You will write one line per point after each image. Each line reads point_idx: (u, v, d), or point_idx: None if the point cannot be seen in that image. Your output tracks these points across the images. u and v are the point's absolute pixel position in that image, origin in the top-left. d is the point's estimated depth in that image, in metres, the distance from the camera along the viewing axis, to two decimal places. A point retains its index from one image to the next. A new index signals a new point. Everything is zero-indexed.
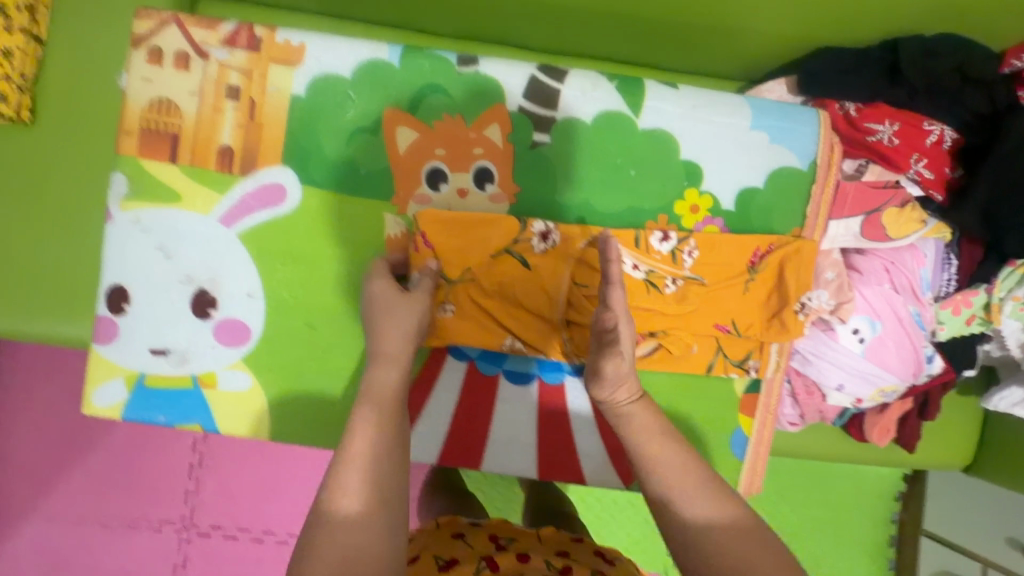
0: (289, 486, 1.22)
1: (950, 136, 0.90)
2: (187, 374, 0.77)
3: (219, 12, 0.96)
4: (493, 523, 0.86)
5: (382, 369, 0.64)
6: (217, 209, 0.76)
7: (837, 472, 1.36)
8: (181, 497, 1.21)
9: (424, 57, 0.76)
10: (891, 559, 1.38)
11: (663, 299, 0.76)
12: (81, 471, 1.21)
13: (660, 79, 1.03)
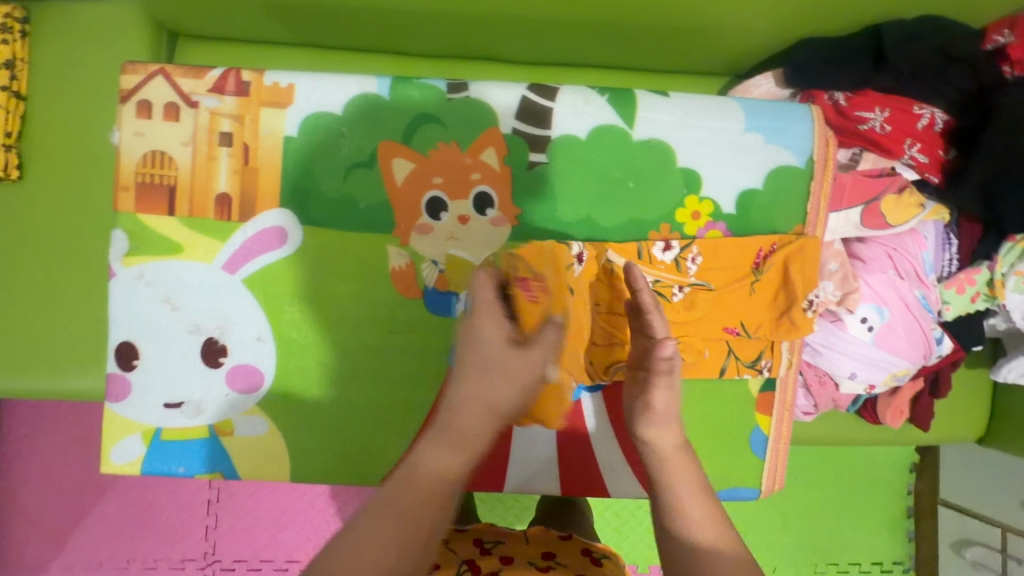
0: (308, 514, 1.22)
1: (941, 118, 0.90)
2: (202, 424, 0.77)
3: (200, 51, 0.98)
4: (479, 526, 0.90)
5: (439, 444, 0.55)
6: (219, 257, 0.75)
7: (851, 451, 1.37)
8: (201, 534, 1.21)
9: (414, 87, 0.76)
10: (910, 530, 1.40)
11: (672, 308, 0.76)
12: (98, 518, 1.20)
13: (645, 81, 1.05)
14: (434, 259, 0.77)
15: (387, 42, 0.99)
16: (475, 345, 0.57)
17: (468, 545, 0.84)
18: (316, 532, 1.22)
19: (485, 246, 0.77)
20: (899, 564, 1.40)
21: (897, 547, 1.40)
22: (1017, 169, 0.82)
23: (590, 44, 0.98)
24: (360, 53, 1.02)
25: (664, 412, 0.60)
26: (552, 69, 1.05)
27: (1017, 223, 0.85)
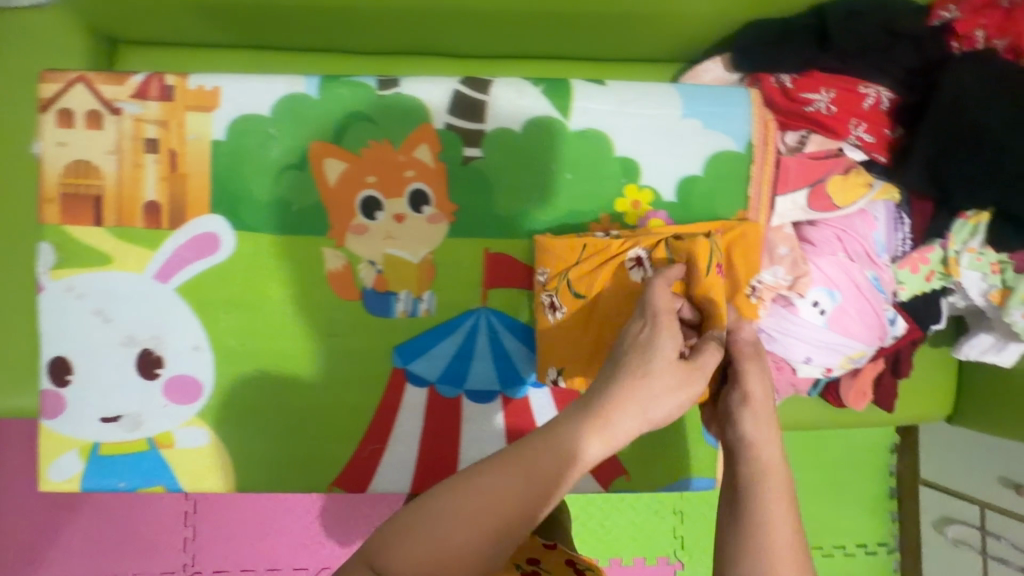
0: (289, 520, 1.22)
1: (887, 97, 0.89)
2: (142, 437, 0.76)
3: (147, 57, 0.99)
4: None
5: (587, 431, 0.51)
6: (150, 267, 0.74)
7: (829, 434, 1.37)
8: (181, 545, 1.19)
9: (343, 86, 0.74)
10: (894, 511, 1.40)
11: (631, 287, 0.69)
12: (71, 537, 1.17)
13: (595, 71, 1.05)
14: (372, 260, 0.75)
15: (330, 41, 0.98)
16: (640, 344, 0.56)
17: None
18: (299, 538, 1.21)
19: (423, 244, 0.75)
20: (884, 545, 1.41)
21: (878, 527, 1.40)
22: (960, 144, 0.81)
23: (532, 33, 0.96)
24: (303, 54, 1.01)
25: (763, 408, 0.58)
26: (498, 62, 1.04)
27: (966, 198, 0.83)
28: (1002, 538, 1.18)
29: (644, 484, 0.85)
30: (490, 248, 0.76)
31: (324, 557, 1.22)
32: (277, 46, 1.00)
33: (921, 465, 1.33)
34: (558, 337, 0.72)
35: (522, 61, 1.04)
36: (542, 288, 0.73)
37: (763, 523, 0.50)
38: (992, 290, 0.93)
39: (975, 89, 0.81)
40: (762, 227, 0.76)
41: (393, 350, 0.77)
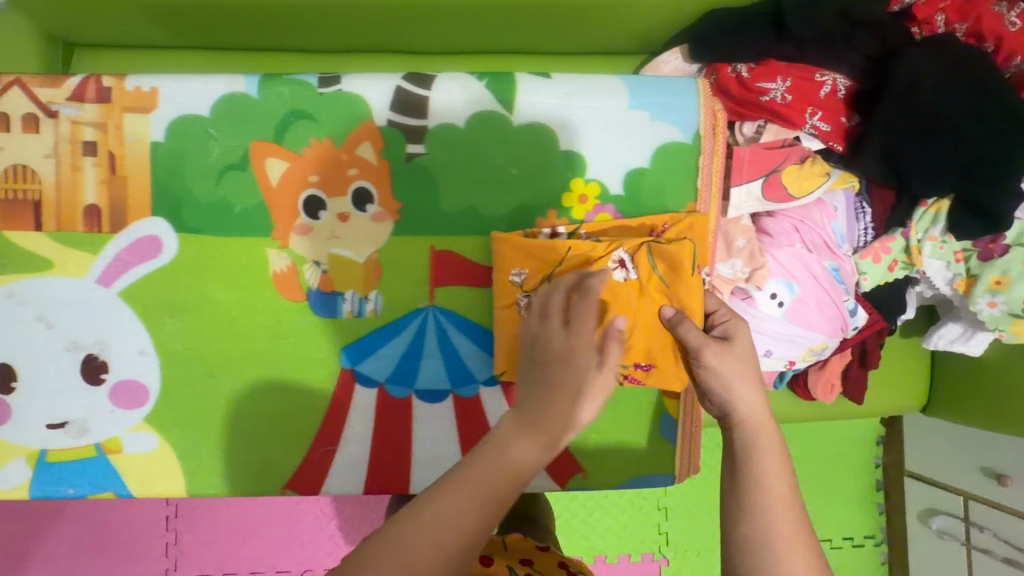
0: (270, 523, 1.21)
1: (844, 85, 0.86)
2: (89, 443, 0.75)
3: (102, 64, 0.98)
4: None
5: (520, 438, 0.53)
6: (92, 271, 0.73)
7: (816, 428, 1.33)
8: (162, 551, 1.19)
9: (283, 84, 0.73)
10: (880, 503, 1.36)
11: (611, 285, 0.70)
12: (54, 543, 1.17)
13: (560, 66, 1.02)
14: (317, 260, 0.75)
15: (266, 39, 0.97)
16: (549, 346, 0.57)
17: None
18: (281, 541, 1.21)
19: (368, 242, 0.75)
20: (871, 538, 1.36)
21: (869, 522, 1.35)
22: (914, 129, 0.80)
23: (475, 26, 0.94)
24: (250, 54, 1.00)
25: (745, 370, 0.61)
26: (443, 57, 1.01)
27: (924, 183, 0.82)
28: (985, 529, 1.18)
29: (600, 483, 0.84)
30: (436, 246, 0.75)
31: (307, 559, 1.21)
32: (221, 45, 0.99)
33: (905, 457, 1.31)
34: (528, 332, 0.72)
35: (469, 57, 1.01)
36: (519, 289, 0.72)
37: (766, 505, 0.53)
38: (958, 279, 0.92)
39: (931, 72, 0.79)
40: (711, 220, 0.75)
41: (341, 350, 0.76)
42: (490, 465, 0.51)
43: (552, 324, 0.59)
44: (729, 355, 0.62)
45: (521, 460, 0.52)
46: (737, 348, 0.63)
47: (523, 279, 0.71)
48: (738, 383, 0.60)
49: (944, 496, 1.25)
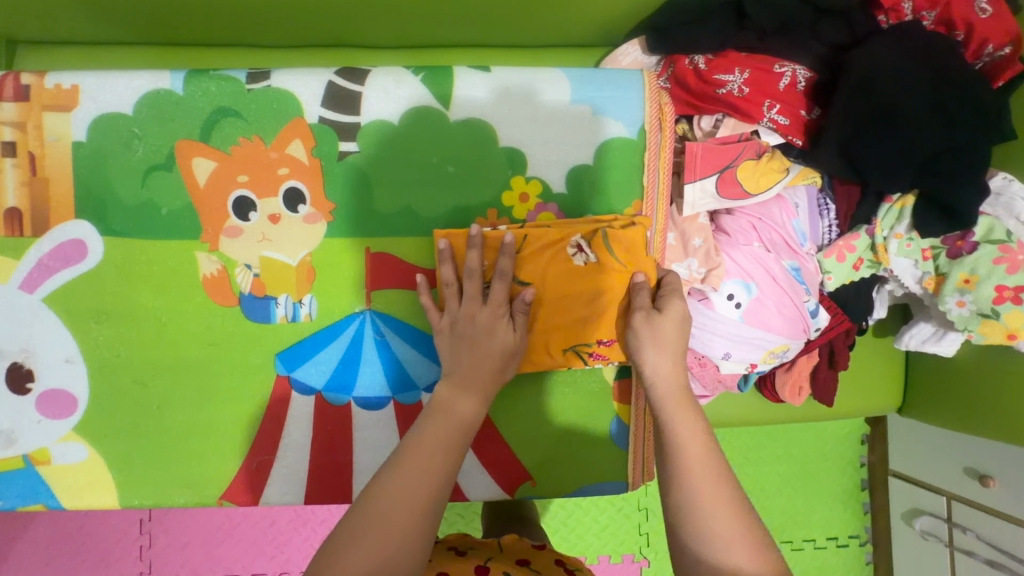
0: (246, 526, 1.18)
1: (803, 76, 0.83)
2: (17, 454, 0.73)
3: (40, 65, 0.90)
4: (451, 540, 0.80)
5: (462, 396, 0.64)
6: (15, 276, 0.71)
7: (797, 429, 1.30)
8: (136, 554, 1.16)
9: (210, 80, 0.70)
10: (866, 502, 1.33)
11: (569, 271, 0.70)
12: (25, 549, 1.14)
13: (522, 58, 0.96)
14: (248, 263, 0.72)
15: (178, 30, 0.89)
16: (473, 324, 0.66)
17: (443, 554, 0.74)
18: (257, 543, 1.18)
19: (301, 245, 0.72)
20: (856, 538, 1.33)
21: (853, 520, 1.33)
22: (871, 124, 0.77)
23: (409, 18, 0.88)
24: (169, 49, 0.92)
25: (665, 345, 0.64)
26: (376, 53, 0.94)
27: (883, 179, 0.79)
28: (968, 530, 1.12)
29: (549, 491, 0.80)
30: (371, 248, 0.73)
31: (284, 561, 1.18)
32: (135, 39, 0.91)
33: (890, 455, 1.27)
34: None
35: (406, 52, 0.95)
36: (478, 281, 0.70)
37: (688, 470, 0.56)
38: (927, 277, 0.88)
39: (891, 62, 0.76)
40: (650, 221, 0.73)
41: (276, 357, 0.74)
42: (442, 421, 0.62)
43: (471, 304, 0.67)
44: (652, 327, 0.65)
45: (465, 413, 0.63)
46: (665, 320, 0.66)
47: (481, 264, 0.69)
48: (655, 351, 0.64)
49: (928, 496, 1.20)
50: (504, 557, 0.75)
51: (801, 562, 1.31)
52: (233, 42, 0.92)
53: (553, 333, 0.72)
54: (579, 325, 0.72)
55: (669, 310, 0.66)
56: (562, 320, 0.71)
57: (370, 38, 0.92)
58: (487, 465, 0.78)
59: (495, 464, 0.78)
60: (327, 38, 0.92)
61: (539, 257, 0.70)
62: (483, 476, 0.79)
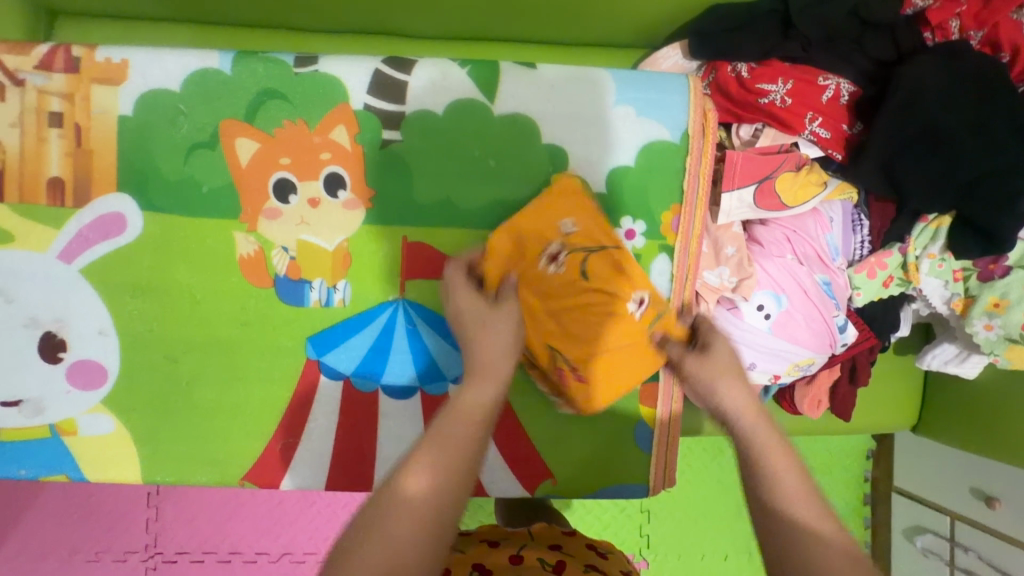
0: (253, 505, 1.19)
1: (847, 89, 0.82)
2: (46, 423, 0.74)
3: (79, 36, 0.90)
4: (483, 529, 0.81)
5: (474, 386, 0.57)
6: (53, 246, 0.71)
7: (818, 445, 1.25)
8: (142, 527, 1.17)
9: (258, 61, 0.70)
10: (867, 517, 1.29)
11: (618, 306, 0.69)
12: (34, 516, 1.15)
13: (561, 57, 0.96)
14: (285, 246, 0.72)
15: (218, 10, 0.89)
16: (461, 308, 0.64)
17: (476, 546, 0.75)
18: (262, 523, 1.19)
19: (338, 231, 0.72)
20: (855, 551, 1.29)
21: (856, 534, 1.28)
22: (913, 143, 0.77)
23: (449, 8, 0.87)
24: (206, 28, 0.92)
25: (730, 371, 0.60)
26: (411, 43, 0.93)
27: (922, 197, 0.79)
28: (970, 550, 1.13)
29: (571, 490, 0.81)
30: (408, 238, 0.73)
31: (287, 542, 1.20)
32: (171, 15, 0.90)
33: (895, 472, 1.24)
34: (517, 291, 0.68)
35: (444, 44, 0.94)
36: (557, 236, 0.69)
37: (779, 501, 0.50)
38: (955, 299, 0.88)
39: (937, 81, 0.76)
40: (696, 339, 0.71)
41: (307, 341, 0.74)
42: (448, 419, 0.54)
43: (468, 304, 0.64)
44: (707, 363, 0.61)
45: (473, 399, 0.56)
46: (717, 354, 0.62)
47: (577, 230, 0.69)
48: (722, 385, 0.60)
49: (930, 514, 1.18)
50: (536, 545, 0.76)
51: None
52: (270, 24, 0.91)
53: (560, 329, 0.69)
54: (584, 339, 0.69)
55: (710, 343, 0.64)
56: (571, 331, 0.69)
57: (407, 25, 0.91)
58: (510, 460, 0.79)
59: (516, 460, 0.79)
60: (366, 25, 0.91)
61: (609, 274, 0.69)
62: (504, 471, 0.79)
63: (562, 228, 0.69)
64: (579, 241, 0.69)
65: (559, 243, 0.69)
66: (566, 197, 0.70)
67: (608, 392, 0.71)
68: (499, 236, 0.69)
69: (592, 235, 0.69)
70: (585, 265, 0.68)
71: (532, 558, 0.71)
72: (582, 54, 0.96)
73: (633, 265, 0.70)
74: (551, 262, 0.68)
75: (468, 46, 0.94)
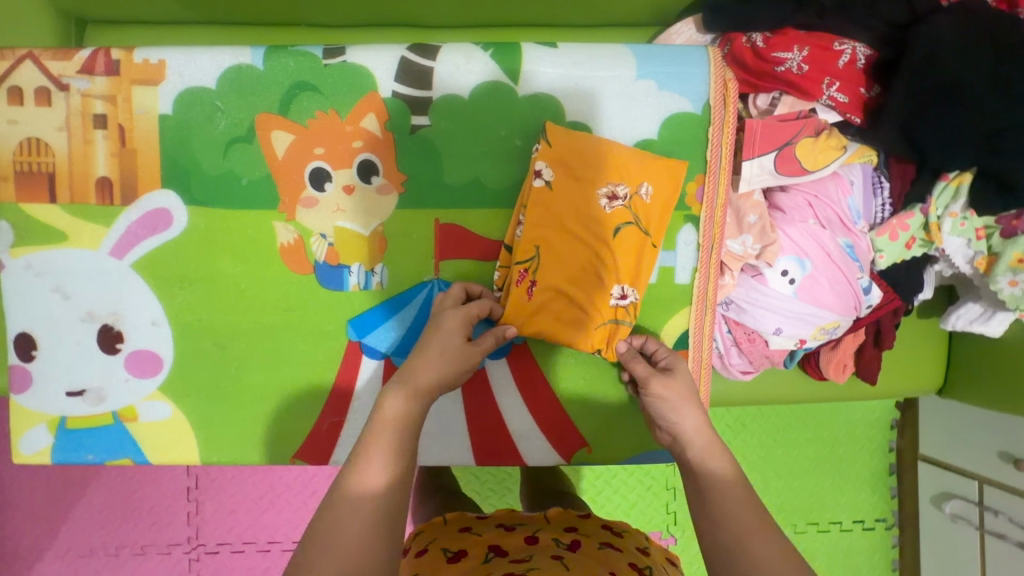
0: (288, 495, 1.22)
1: (864, 54, 0.83)
2: (106, 411, 0.77)
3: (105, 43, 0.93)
4: (500, 515, 0.85)
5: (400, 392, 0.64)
6: (105, 243, 0.75)
7: (840, 415, 1.27)
8: (185, 519, 1.21)
9: (289, 55, 0.73)
10: (893, 486, 1.30)
11: (609, 278, 0.73)
12: (85, 510, 1.20)
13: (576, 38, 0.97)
14: (324, 233, 0.75)
15: (238, 9, 0.91)
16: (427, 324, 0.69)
17: (493, 529, 0.79)
18: (299, 512, 1.22)
19: (373, 216, 0.75)
20: (882, 521, 1.30)
21: (882, 504, 1.30)
22: (933, 102, 0.77)
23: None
24: (230, 28, 0.94)
25: (687, 397, 0.69)
26: (428, 31, 0.95)
27: (941, 154, 0.79)
28: (1000, 513, 1.09)
29: (605, 459, 0.83)
30: (441, 219, 0.76)
31: None
32: (196, 18, 0.93)
33: (920, 440, 1.24)
34: (553, 208, 0.72)
35: (459, 31, 0.96)
36: (621, 188, 0.71)
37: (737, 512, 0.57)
38: (978, 257, 0.89)
39: (953, 39, 0.76)
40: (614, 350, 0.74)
41: (348, 323, 0.77)
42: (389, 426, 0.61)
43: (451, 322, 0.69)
44: (673, 385, 0.70)
45: (394, 414, 0.63)
46: (678, 378, 0.70)
47: (647, 199, 0.72)
48: (683, 408, 0.68)
49: (958, 479, 1.17)
50: (551, 528, 0.79)
51: (827, 544, 1.29)
52: (290, 21, 0.94)
53: (560, 249, 0.72)
54: (567, 269, 0.72)
55: (676, 371, 0.71)
56: (564, 264, 0.72)
57: (424, 14, 0.93)
58: (546, 430, 0.82)
59: (552, 431, 0.82)
60: (383, 16, 0.93)
61: (625, 250, 0.72)
62: (542, 442, 0.82)
63: (639, 185, 0.72)
64: (634, 210, 0.72)
65: (628, 191, 0.71)
66: (653, 167, 0.72)
67: (537, 322, 0.73)
68: (587, 141, 0.72)
69: (650, 214, 0.73)
70: (621, 223, 0.72)
71: (547, 540, 0.75)
72: (595, 34, 0.97)
73: (648, 265, 0.73)
74: (601, 199, 0.72)
75: (485, 32, 0.96)
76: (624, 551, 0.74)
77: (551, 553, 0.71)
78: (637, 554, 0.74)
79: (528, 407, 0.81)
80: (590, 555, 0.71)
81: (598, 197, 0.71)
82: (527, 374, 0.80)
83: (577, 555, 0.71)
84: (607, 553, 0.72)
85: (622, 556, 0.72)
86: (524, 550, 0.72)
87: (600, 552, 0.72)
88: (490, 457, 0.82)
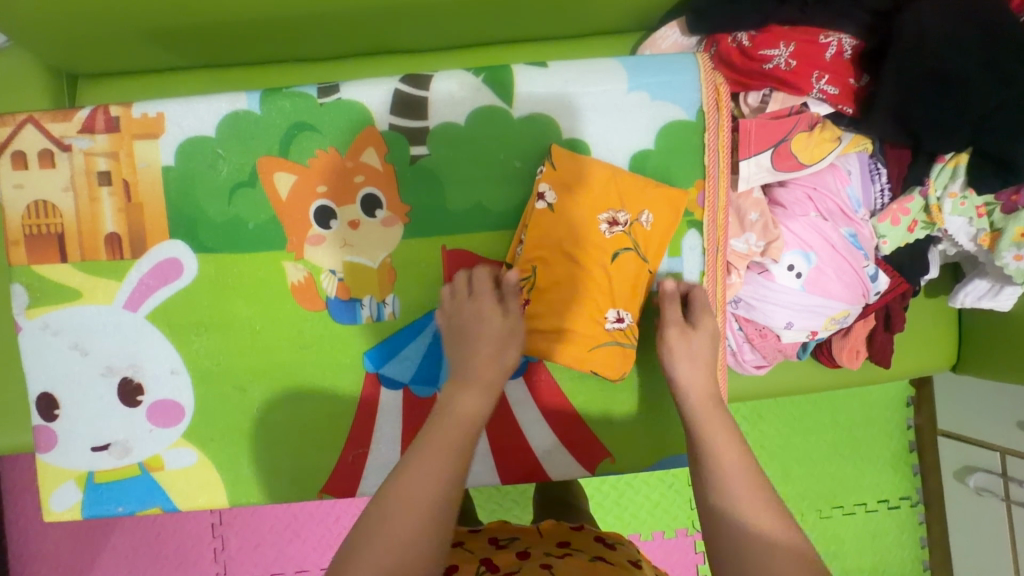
0: (313, 524, 1.22)
1: (850, 44, 0.83)
2: (132, 462, 0.78)
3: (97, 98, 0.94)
4: (492, 528, 0.85)
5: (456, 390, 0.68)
6: (118, 296, 0.75)
7: (855, 398, 1.27)
8: (212, 557, 1.22)
9: (284, 97, 0.74)
10: (915, 464, 1.30)
11: (608, 300, 0.72)
12: (113, 557, 1.21)
13: (561, 50, 0.98)
14: (333, 269, 0.76)
15: (226, 53, 0.92)
16: (471, 314, 0.71)
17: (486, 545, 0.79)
18: (324, 540, 1.22)
19: (380, 248, 0.76)
20: (907, 499, 1.30)
21: (905, 483, 1.30)
22: (924, 87, 0.77)
23: (451, 23, 0.90)
24: (222, 71, 0.95)
25: (699, 358, 0.72)
26: (414, 57, 0.96)
27: (936, 140, 0.80)
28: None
29: (628, 467, 0.83)
30: (447, 246, 0.76)
31: None
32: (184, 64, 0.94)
33: (937, 415, 1.24)
34: (552, 230, 0.72)
35: (446, 54, 0.97)
36: (619, 212, 0.72)
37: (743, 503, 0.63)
38: (981, 234, 0.89)
39: (938, 27, 0.76)
40: (613, 373, 0.73)
41: (364, 355, 0.78)
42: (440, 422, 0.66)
43: (483, 307, 0.71)
44: (688, 342, 0.72)
45: (458, 407, 0.67)
46: (698, 336, 0.73)
47: (647, 226, 0.73)
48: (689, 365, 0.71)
49: (980, 452, 1.16)
50: (545, 542, 0.80)
51: (854, 528, 1.29)
52: (277, 58, 0.95)
53: (558, 271, 0.72)
54: (566, 290, 0.72)
55: (701, 327, 0.73)
56: (563, 286, 0.72)
57: (412, 42, 0.94)
58: (567, 444, 0.82)
59: (573, 444, 0.82)
60: (368, 46, 0.94)
61: (624, 273, 0.72)
62: (564, 456, 0.82)
63: (639, 213, 0.73)
64: (633, 235, 0.73)
65: (629, 218, 0.72)
66: (647, 191, 0.73)
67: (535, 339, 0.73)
68: (587, 166, 0.73)
69: (649, 240, 0.74)
70: (621, 247, 0.72)
71: (538, 553, 0.76)
72: (580, 45, 0.98)
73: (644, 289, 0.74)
74: (602, 221, 0.72)
75: (473, 53, 0.97)
76: (614, 562, 0.73)
77: (540, 564, 0.72)
78: (627, 565, 0.73)
79: (547, 422, 0.81)
80: (580, 566, 0.71)
81: (597, 219, 0.72)
82: (544, 390, 0.81)
83: (567, 566, 0.71)
84: (596, 564, 0.72)
85: (611, 568, 0.72)
86: (514, 564, 0.73)
87: (589, 563, 0.72)
88: (512, 474, 0.83)
